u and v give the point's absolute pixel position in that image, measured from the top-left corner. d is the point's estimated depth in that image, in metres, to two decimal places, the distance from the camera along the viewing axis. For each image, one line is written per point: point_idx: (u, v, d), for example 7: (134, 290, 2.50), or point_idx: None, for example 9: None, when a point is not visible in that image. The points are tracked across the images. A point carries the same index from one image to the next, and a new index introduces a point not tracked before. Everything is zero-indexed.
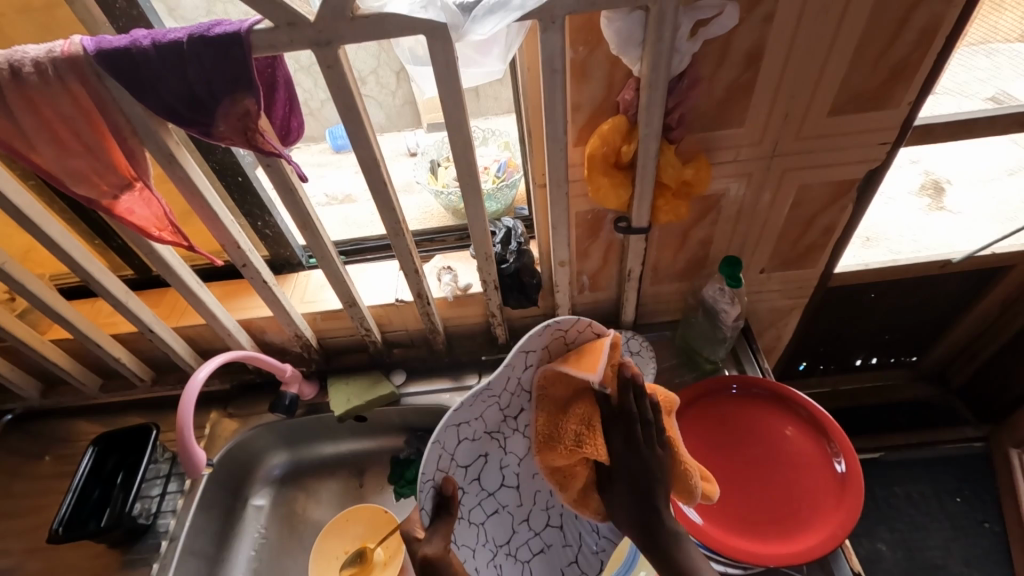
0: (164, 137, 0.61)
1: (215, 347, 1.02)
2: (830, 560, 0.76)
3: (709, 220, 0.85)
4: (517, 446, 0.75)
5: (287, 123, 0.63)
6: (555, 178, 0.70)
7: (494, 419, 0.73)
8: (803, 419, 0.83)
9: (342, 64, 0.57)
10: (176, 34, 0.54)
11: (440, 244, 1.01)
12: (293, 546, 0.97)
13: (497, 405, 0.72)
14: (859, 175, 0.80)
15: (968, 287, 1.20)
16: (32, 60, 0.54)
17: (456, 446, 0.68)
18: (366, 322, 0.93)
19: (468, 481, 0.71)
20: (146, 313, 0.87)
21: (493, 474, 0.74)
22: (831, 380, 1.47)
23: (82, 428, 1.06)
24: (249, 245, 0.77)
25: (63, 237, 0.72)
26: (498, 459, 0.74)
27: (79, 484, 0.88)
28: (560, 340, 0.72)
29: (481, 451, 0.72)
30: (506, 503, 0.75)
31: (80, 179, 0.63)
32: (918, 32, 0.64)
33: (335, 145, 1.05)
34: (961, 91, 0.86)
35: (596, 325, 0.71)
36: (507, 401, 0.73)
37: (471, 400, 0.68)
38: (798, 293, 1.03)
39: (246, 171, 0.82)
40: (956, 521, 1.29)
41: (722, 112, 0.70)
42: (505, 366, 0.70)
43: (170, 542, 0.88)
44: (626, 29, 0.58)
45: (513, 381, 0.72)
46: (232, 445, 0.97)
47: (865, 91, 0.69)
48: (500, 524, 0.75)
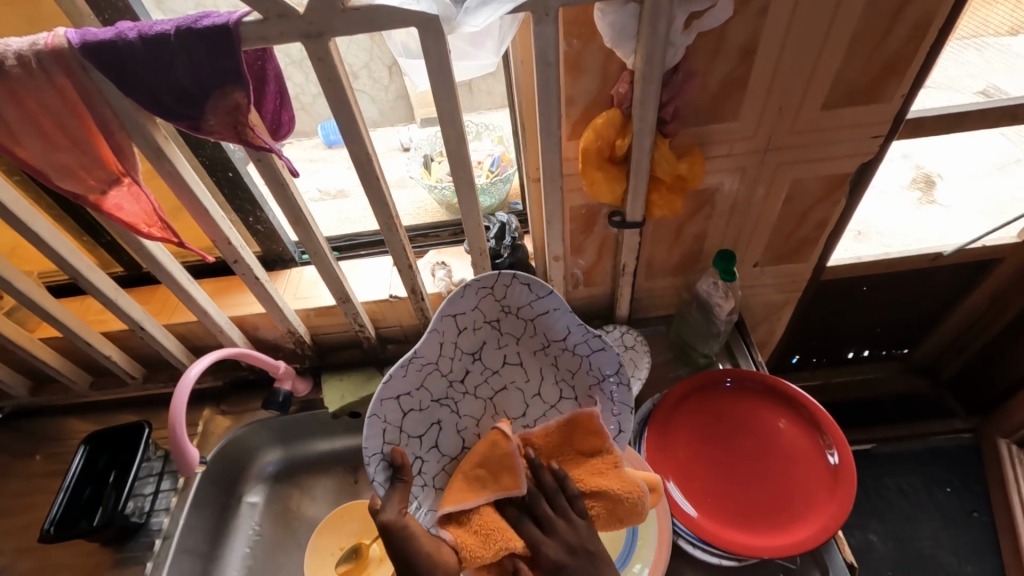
0: (152, 131, 0.60)
1: (208, 345, 1.01)
2: (823, 551, 0.77)
3: (703, 215, 0.85)
4: (472, 410, 0.67)
5: (278, 117, 0.62)
6: (549, 173, 0.69)
7: (438, 387, 0.65)
8: (796, 411, 0.84)
9: (333, 57, 0.56)
10: (163, 25, 0.53)
11: (434, 239, 1.00)
12: (288, 543, 0.96)
13: (438, 372, 0.65)
14: (852, 169, 0.80)
15: (958, 280, 1.21)
16: (14, 52, 0.53)
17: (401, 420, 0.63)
18: (360, 318, 0.92)
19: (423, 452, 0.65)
20: (137, 310, 0.86)
21: (450, 439, 0.67)
22: (823, 373, 1.48)
23: (73, 426, 1.05)
24: (241, 240, 0.76)
25: (50, 233, 0.71)
26: (451, 425, 0.67)
27: (70, 483, 0.87)
28: (492, 294, 0.65)
29: (432, 420, 0.65)
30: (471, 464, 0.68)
31: (66, 174, 0.62)
32: (911, 25, 0.64)
33: (327, 140, 1.05)
34: (951, 86, 0.87)
35: (525, 276, 0.64)
36: (449, 367, 0.65)
37: (400, 372, 0.61)
38: (791, 287, 1.03)
39: (237, 166, 0.81)
40: (946, 512, 1.31)
41: (715, 106, 0.70)
42: (432, 332, 0.63)
43: (164, 540, 0.87)
44: (620, 22, 0.57)
45: (449, 344, 0.65)
46: (225, 443, 0.96)
47: (858, 85, 0.69)
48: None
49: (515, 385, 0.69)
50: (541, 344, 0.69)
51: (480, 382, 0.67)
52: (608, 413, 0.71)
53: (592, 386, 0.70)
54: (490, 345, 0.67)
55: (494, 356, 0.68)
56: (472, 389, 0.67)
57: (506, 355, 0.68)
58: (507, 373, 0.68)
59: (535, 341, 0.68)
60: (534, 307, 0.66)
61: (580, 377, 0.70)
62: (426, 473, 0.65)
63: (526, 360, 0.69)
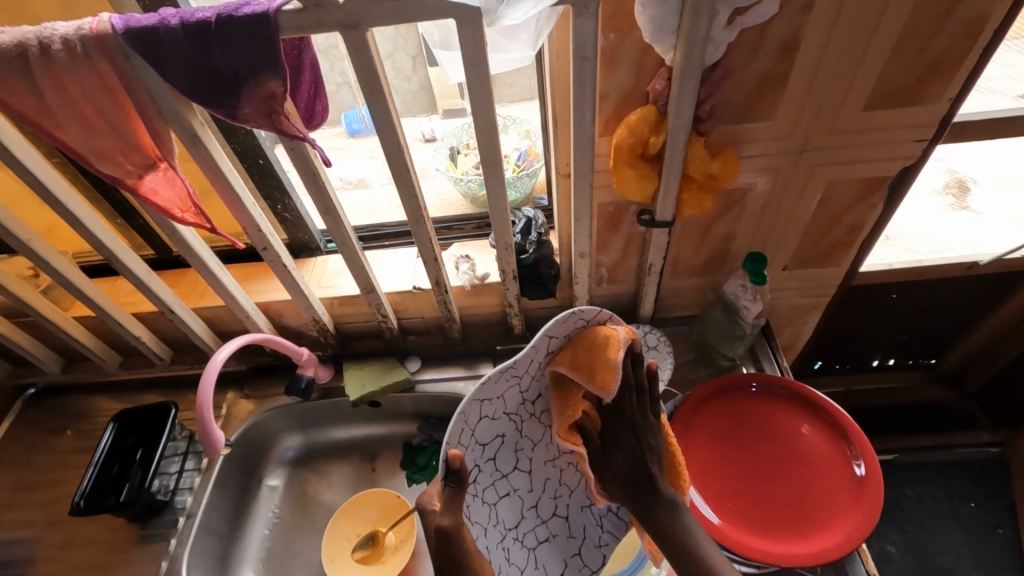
0: (188, 116, 0.61)
1: (233, 330, 1.03)
2: (845, 563, 0.76)
3: (733, 215, 0.83)
4: (533, 432, 0.72)
5: (311, 107, 0.63)
6: (580, 168, 0.68)
7: (513, 401, 0.69)
8: (821, 419, 0.82)
9: (368, 47, 0.56)
10: (204, 13, 0.54)
11: (458, 232, 1.01)
12: (306, 526, 0.98)
13: (518, 388, 0.69)
14: (891, 173, 0.78)
15: (994, 291, 1.17)
16: (60, 36, 0.54)
17: (478, 422, 0.65)
18: (383, 308, 0.93)
19: (483, 466, 0.68)
20: (166, 293, 0.87)
21: (507, 454, 0.70)
22: (847, 380, 1.45)
23: (102, 404, 1.08)
24: (270, 228, 0.77)
25: (86, 215, 0.73)
26: (514, 442, 0.71)
27: (99, 459, 0.90)
28: (583, 329, 0.68)
29: (499, 432, 0.69)
30: (518, 488, 0.72)
31: (105, 158, 0.63)
32: (964, 25, 0.61)
33: (350, 128, 1.04)
34: (988, 88, 0.84)
35: (618, 319, 0.69)
36: (527, 385, 0.70)
37: (494, 378, 0.65)
38: (819, 292, 1.01)
39: (267, 153, 0.82)
40: (969, 527, 1.27)
41: (753, 105, 0.69)
42: (528, 349, 0.67)
43: (187, 518, 0.90)
44: (660, 16, 0.56)
45: (535, 364, 0.69)
46: (247, 427, 0.98)
47: (904, 86, 0.67)
48: (507, 509, 0.71)
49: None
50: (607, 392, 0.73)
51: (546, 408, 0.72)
52: None
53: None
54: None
55: None
56: (535, 413, 0.72)
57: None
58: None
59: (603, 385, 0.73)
60: None
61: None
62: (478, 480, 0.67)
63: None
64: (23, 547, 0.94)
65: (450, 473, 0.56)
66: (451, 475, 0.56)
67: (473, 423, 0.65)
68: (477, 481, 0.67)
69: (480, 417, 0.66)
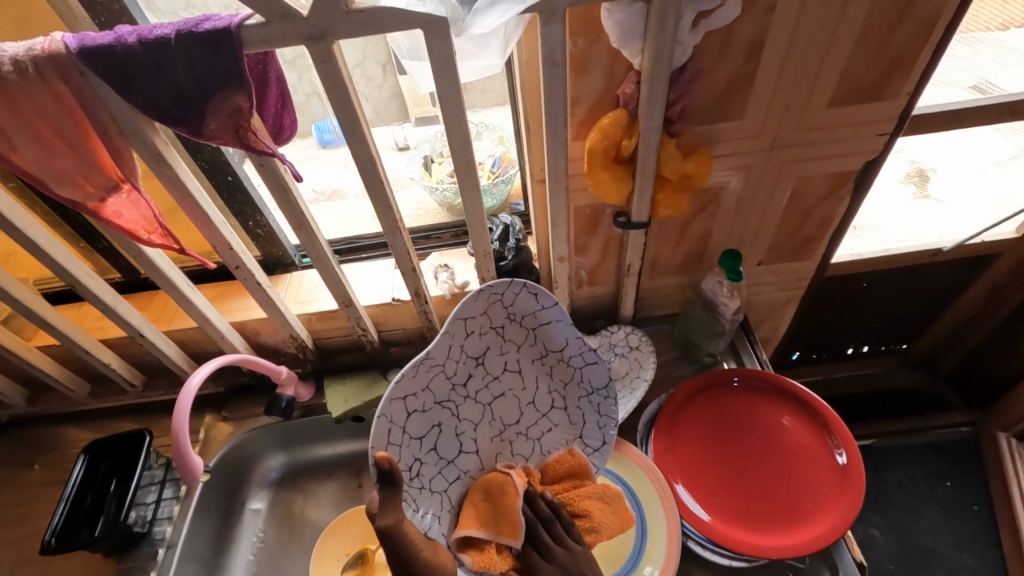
0: (151, 135, 0.59)
1: (209, 351, 1.00)
2: (833, 551, 0.77)
3: (708, 214, 0.84)
4: (471, 414, 0.66)
5: (280, 121, 0.61)
6: (555, 173, 0.68)
7: (442, 389, 0.63)
8: (802, 410, 0.84)
9: (336, 59, 0.56)
10: (163, 29, 0.52)
11: (435, 241, 1.00)
12: (292, 549, 0.95)
13: (444, 374, 0.63)
14: (856, 166, 0.80)
15: (958, 276, 1.21)
16: (11, 56, 0.52)
17: (404, 418, 0.59)
18: (363, 322, 0.92)
19: (422, 462, 0.61)
20: (136, 317, 0.85)
21: (449, 443, 0.64)
22: (824, 369, 1.48)
23: (72, 435, 1.03)
24: (242, 245, 0.76)
25: (47, 240, 0.70)
26: (454, 429, 0.64)
27: (71, 493, 0.86)
28: (502, 302, 0.66)
29: (434, 423, 0.62)
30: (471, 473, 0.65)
31: (64, 181, 0.60)
32: (918, 22, 0.64)
33: (322, 139, 1.01)
34: (942, 81, 0.87)
35: (534, 286, 0.66)
36: (454, 370, 0.64)
37: (412, 371, 0.59)
38: (794, 285, 1.03)
39: (236, 169, 0.80)
40: (947, 506, 1.31)
41: (721, 105, 0.70)
42: (443, 334, 0.62)
43: (168, 548, 0.86)
44: (628, 21, 0.57)
45: (457, 347, 0.64)
46: (227, 449, 0.96)
47: (864, 82, 0.69)
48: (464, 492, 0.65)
49: (512, 393, 0.69)
50: (540, 353, 0.71)
51: (481, 386, 0.66)
52: (594, 425, 0.74)
53: (585, 396, 0.74)
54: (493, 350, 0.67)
55: (496, 362, 0.67)
56: (470, 395, 0.65)
57: (507, 362, 0.68)
58: (507, 380, 0.69)
59: (533, 349, 0.71)
60: (538, 315, 0.69)
61: (570, 388, 0.74)
62: (422, 475, 0.60)
63: (526, 368, 0.70)
64: None
65: (382, 477, 0.47)
66: (383, 478, 0.48)
67: (401, 418, 0.58)
68: (418, 477, 0.60)
69: (405, 412, 0.59)
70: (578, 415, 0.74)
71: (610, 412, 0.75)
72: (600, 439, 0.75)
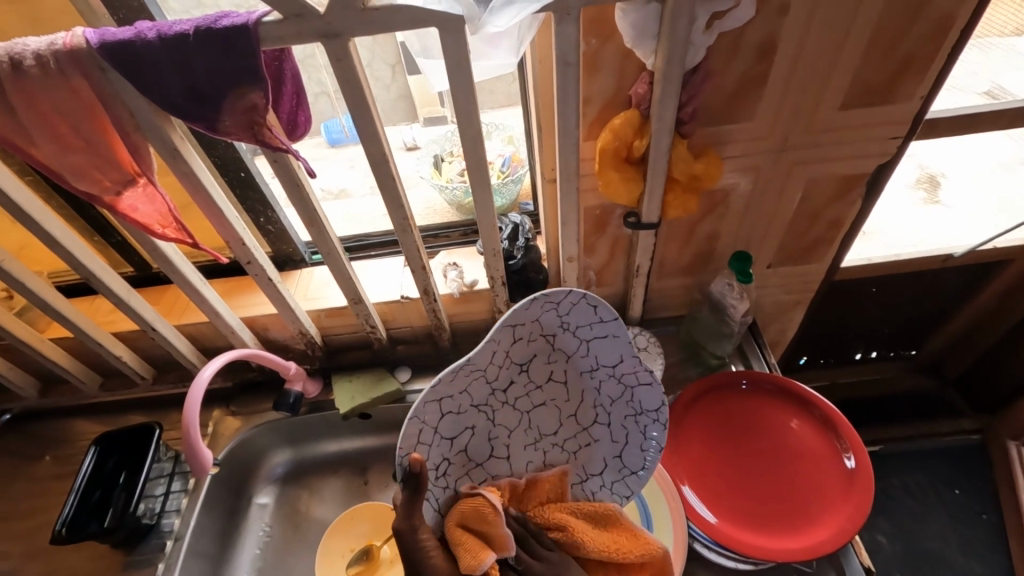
0: (167, 131, 0.60)
1: (218, 346, 1.01)
2: (840, 555, 0.77)
3: (717, 216, 0.84)
4: (508, 420, 0.63)
5: (294, 117, 0.62)
6: (566, 172, 0.69)
7: (480, 393, 0.60)
8: (811, 414, 0.84)
9: (352, 57, 0.56)
10: (182, 25, 0.53)
11: (444, 240, 1.00)
12: (297, 545, 0.96)
13: (485, 379, 0.60)
14: (867, 170, 0.80)
15: (968, 281, 1.20)
16: (33, 52, 0.52)
17: (437, 419, 0.58)
18: (371, 319, 0.92)
19: (449, 460, 0.61)
20: (148, 311, 0.85)
21: (481, 446, 0.62)
22: (830, 374, 1.48)
23: (82, 427, 1.04)
24: (254, 241, 0.76)
25: (63, 234, 0.71)
26: (487, 433, 0.62)
27: (81, 485, 0.87)
28: (554, 311, 0.60)
29: (467, 425, 0.61)
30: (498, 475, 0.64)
31: (81, 175, 0.61)
32: (932, 25, 0.63)
33: (330, 138, 1.01)
34: (952, 85, 0.87)
35: (592, 296, 0.59)
36: (496, 374, 0.61)
37: (450, 375, 0.57)
38: (802, 288, 1.03)
39: (248, 166, 0.81)
40: (955, 514, 1.30)
41: (733, 107, 0.70)
42: (489, 339, 0.59)
43: (175, 541, 0.87)
44: (641, 21, 0.57)
45: (503, 352, 0.60)
46: (234, 444, 0.96)
47: (876, 85, 0.69)
48: None
49: (554, 403, 0.65)
50: (590, 367, 0.64)
51: (522, 393, 0.63)
52: (637, 447, 0.67)
53: (631, 416, 0.66)
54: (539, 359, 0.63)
55: (541, 370, 0.63)
56: (509, 400, 0.62)
57: (553, 371, 0.64)
58: (550, 390, 0.64)
59: (584, 362, 0.64)
60: (592, 328, 0.62)
61: (618, 406, 0.66)
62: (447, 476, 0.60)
63: (573, 380, 0.65)
64: None
65: (410, 476, 0.52)
66: (407, 480, 0.53)
67: (434, 418, 0.58)
68: (443, 474, 0.60)
69: (439, 412, 0.58)
70: (624, 434, 0.67)
71: (659, 438, 0.66)
72: (642, 463, 0.67)
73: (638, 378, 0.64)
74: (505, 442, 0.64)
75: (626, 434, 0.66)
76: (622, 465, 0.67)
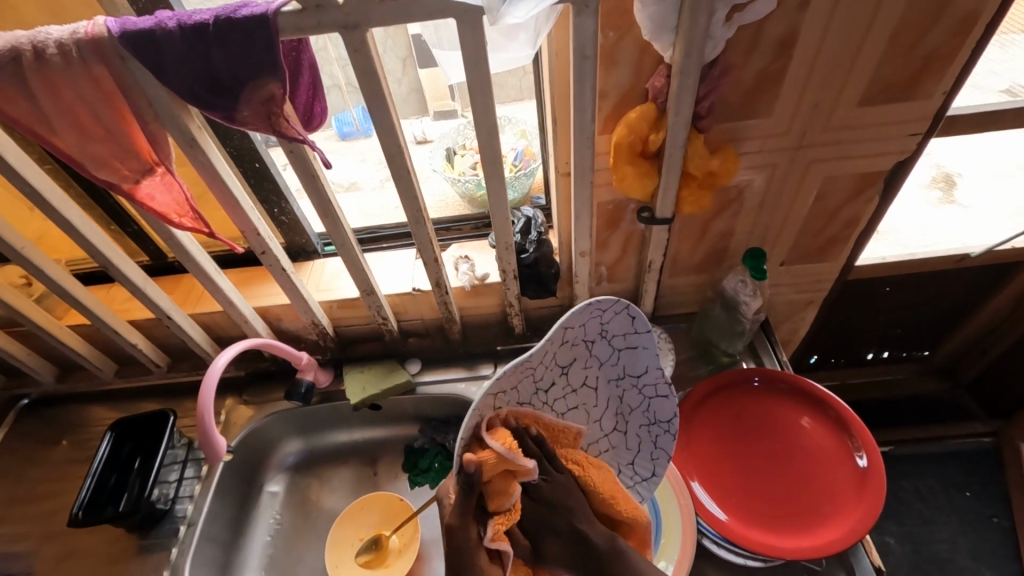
0: (186, 120, 0.60)
1: (231, 335, 1.02)
2: (849, 554, 0.76)
3: (731, 212, 0.84)
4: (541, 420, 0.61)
5: (310, 109, 0.62)
6: (580, 167, 0.68)
7: (525, 391, 0.59)
8: (824, 414, 0.83)
9: (369, 48, 0.56)
10: (202, 15, 0.53)
11: (456, 233, 1.00)
12: (308, 533, 0.97)
13: (531, 378, 0.58)
14: (885, 167, 0.79)
15: (985, 282, 1.19)
16: (56, 41, 0.53)
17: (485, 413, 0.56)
18: (383, 311, 0.93)
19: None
20: (163, 299, 0.86)
21: None
22: (841, 374, 1.46)
23: (97, 413, 1.06)
24: (269, 232, 0.77)
25: (82, 222, 0.72)
26: None
27: (97, 469, 0.88)
28: (598, 318, 0.57)
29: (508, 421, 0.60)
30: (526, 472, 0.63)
31: (101, 164, 0.62)
32: (956, 20, 0.62)
33: (340, 131, 1.01)
34: (973, 83, 0.86)
35: (636, 309, 0.57)
36: (541, 375, 0.59)
37: (509, 372, 0.55)
38: (815, 287, 1.02)
39: (263, 157, 0.81)
40: (965, 516, 1.29)
41: (750, 102, 0.69)
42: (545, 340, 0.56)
43: (189, 526, 0.89)
44: (660, 14, 0.56)
45: (551, 353, 0.58)
46: (247, 432, 0.98)
47: (897, 81, 0.68)
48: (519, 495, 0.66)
49: (585, 407, 0.63)
50: (618, 375, 0.62)
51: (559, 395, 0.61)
52: (646, 456, 0.66)
53: (645, 425, 0.65)
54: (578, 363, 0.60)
55: (578, 375, 0.61)
56: (546, 400, 0.60)
57: (587, 376, 0.62)
58: (583, 395, 0.62)
59: (614, 370, 0.62)
60: (629, 338, 0.60)
61: (635, 415, 0.64)
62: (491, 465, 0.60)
63: (603, 387, 0.63)
64: (17, 562, 0.92)
65: (463, 478, 0.53)
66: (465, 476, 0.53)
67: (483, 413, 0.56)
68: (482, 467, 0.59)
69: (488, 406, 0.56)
70: (635, 440, 0.65)
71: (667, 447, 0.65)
72: (652, 470, 0.67)
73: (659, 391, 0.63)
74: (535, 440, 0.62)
75: (640, 443, 0.66)
76: (633, 472, 0.67)
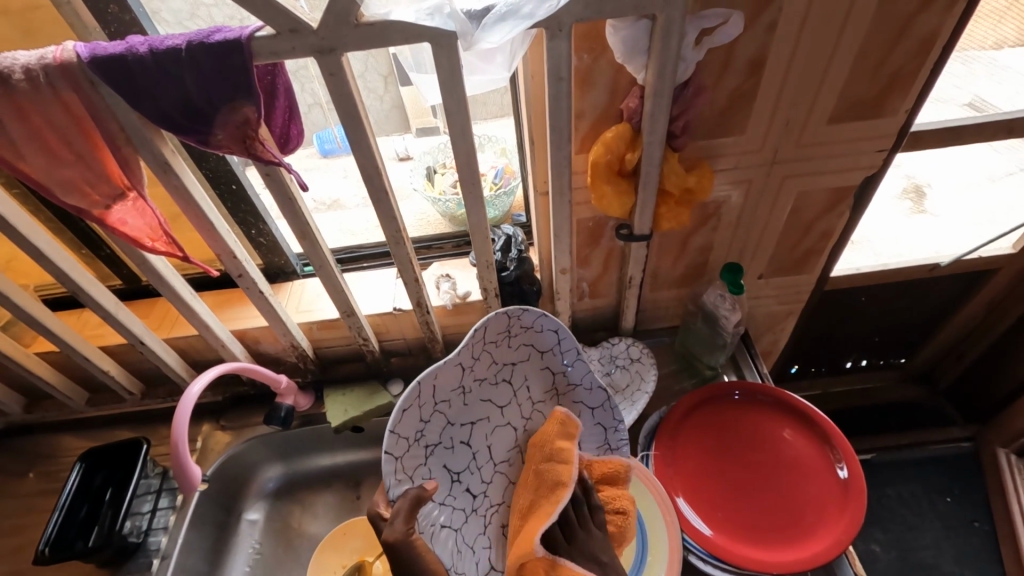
0: (159, 145, 0.60)
1: (208, 359, 1.00)
2: (835, 566, 0.76)
3: (709, 227, 0.85)
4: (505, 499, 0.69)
5: (286, 131, 0.62)
6: (559, 185, 0.69)
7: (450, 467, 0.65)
8: (802, 425, 0.84)
9: (344, 71, 0.56)
10: (174, 40, 0.52)
11: (438, 251, 1.00)
12: (289, 562, 0.94)
13: (439, 446, 0.64)
14: (856, 182, 0.81)
15: (959, 290, 1.22)
16: (22, 65, 0.52)
17: (415, 468, 0.61)
18: (364, 331, 0.91)
19: (471, 537, 0.65)
20: (136, 324, 0.84)
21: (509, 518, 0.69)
22: (822, 384, 1.50)
23: (67, 443, 1.03)
24: (245, 254, 0.76)
25: (51, 248, 0.70)
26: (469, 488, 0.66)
27: (66, 502, 0.85)
28: (451, 395, 0.65)
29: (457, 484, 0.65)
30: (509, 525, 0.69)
31: (71, 189, 0.61)
32: (917, 40, 0.65)
33: (323, 150, 0.97)
34: (938, 98, 0.88)
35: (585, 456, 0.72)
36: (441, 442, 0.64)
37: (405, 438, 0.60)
38: (793, 299, 1.04)
39: (240, 177, 0.80)
40: (947, 521, 1.29)
41: (724, 120, 0.71)
42: (414, 407, 0.61)
43: (162, 559, 0.85)
44: (632, 38, 0.58)
45: (444, 420, 0.64)
46: (225, 458, 0.95)
47: (865, 99, 0.70)
48: None
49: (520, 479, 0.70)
50: (535, 357, 0.72)
51: (459, 416, 0.66)
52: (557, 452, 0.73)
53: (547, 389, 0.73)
54: (469, 377, 0.66)
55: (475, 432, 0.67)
56: (460, 436, 0.66)
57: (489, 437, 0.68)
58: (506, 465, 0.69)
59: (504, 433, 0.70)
60: (521, 321, 0.69)
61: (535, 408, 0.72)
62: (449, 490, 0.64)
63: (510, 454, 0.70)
64: None
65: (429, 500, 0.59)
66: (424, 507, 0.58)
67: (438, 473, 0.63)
68: (459, 519, 0.65)
69: (422, 457, 0.62)
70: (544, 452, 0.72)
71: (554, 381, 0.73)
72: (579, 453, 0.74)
73: (542, 328, 0.70)
74: (481, 479, 0.67)
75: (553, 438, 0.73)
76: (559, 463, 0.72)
